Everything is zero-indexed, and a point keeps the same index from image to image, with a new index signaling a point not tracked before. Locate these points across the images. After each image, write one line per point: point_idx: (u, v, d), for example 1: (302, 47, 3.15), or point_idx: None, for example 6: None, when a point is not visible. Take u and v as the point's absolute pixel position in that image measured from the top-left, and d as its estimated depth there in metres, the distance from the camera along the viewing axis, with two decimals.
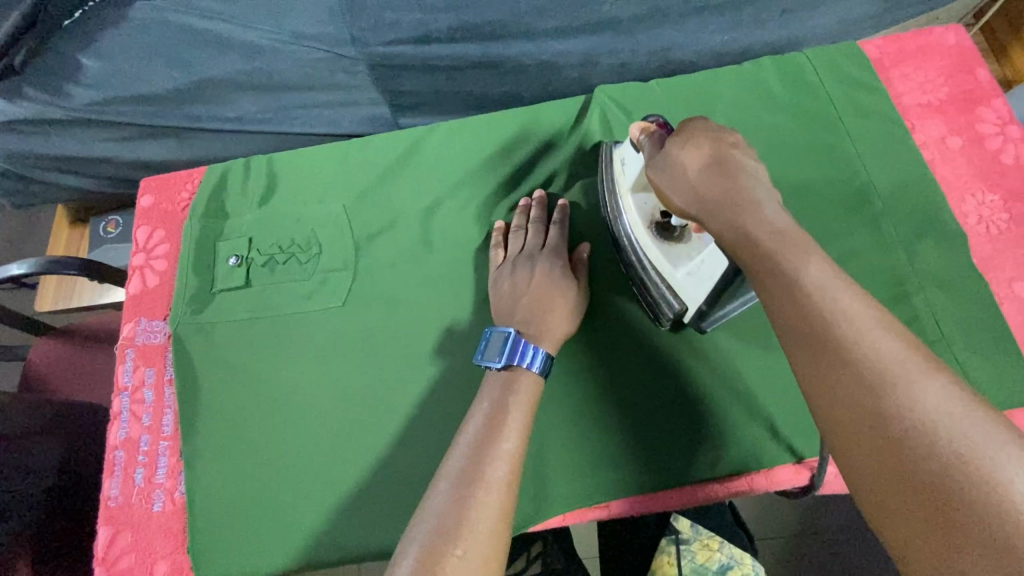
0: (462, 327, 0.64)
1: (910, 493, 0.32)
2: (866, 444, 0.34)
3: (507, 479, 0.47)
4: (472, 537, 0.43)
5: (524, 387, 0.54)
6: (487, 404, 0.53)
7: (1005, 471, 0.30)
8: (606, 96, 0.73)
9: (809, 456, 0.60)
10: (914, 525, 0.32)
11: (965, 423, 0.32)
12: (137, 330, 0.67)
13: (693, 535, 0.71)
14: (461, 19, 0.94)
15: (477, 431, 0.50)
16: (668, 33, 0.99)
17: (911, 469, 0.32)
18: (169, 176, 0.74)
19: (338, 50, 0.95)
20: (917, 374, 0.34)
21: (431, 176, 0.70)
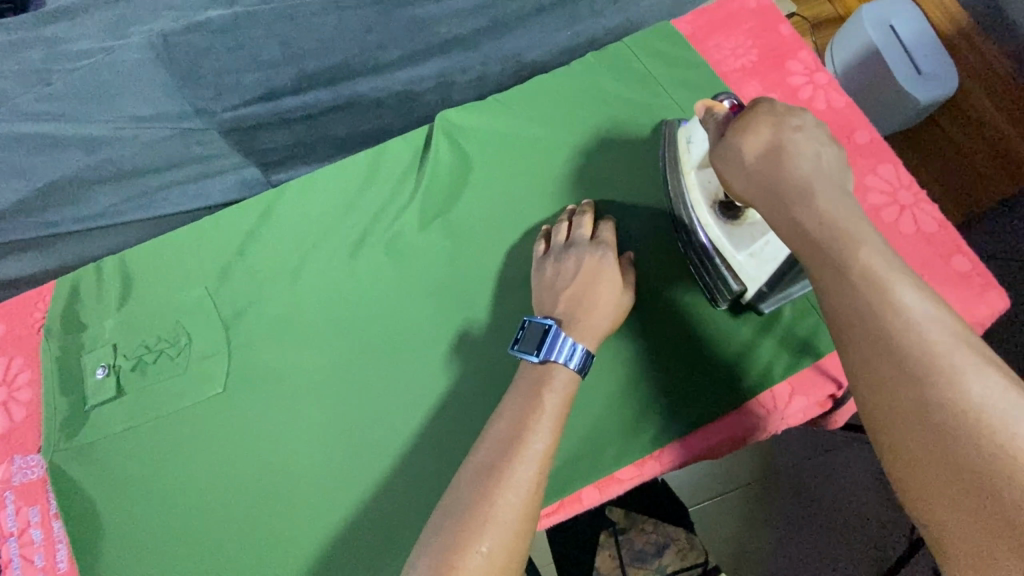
0: (352, 383, 0.65)
1: (935, 445, 0.35)
2: (896, 394, 0.38)
3: (536, 479, 0.51)
4: (497, 535, 0.47)
5: (558, 385, 0.56)
6: (521, 400, 0.56)
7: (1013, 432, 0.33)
8: (448, 122, 0.74)
9: (690, 435, 0.65)
10: (936, 475, 0.35)
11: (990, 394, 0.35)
12: (11, 469, 0.63)
13: (630, 522, 0.76)
14: (304, 69, 0.94)
15: (508, 428, 0.54)
16: (513, 39, 1.01)
17: (938, 424, 0.35)
18: (16, 299, 0.70)
19: (184, 124, 0.92)
20: (949, 343, 0.38)
21: (289, 239, 0.69)
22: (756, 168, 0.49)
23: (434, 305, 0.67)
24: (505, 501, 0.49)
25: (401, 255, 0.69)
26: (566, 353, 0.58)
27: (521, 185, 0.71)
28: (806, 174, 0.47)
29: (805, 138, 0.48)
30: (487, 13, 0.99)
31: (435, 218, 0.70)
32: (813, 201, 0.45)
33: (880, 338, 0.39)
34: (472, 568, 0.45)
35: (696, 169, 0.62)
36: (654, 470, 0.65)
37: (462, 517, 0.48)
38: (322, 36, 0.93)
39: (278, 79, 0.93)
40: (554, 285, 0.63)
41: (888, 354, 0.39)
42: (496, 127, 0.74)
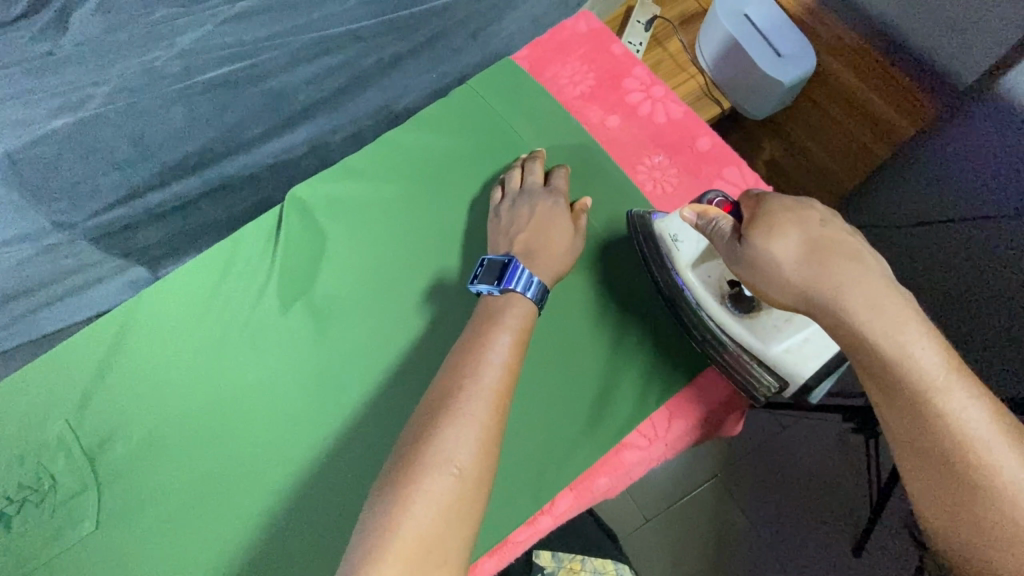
0: (234, 488, 0.62)
1: (977, 536, 0.44)
2: (946, 495, 0.46)
3: (495, 393, 0.54)
4: (463, 446, 0.51)
5: (513, 321, 0.59)
6: (474, 330, 0.59)
7: None
8: (301, 198, 0.72)
9: (579, 481, 0.66)
10: (983, 567, 0.44)
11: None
12: None
13: (559, 565, 0.83)
14: (164, 162, 0.91)
15: (465, 354, 0.57)
16: (379, 92, 1.00)
17: (980, 517, 0.44)
18: None
19: (46, 241, 0.89)
20: (986, 431, 0.45)
21: (151, 351, 0.66)
22: (801, 275, 0.51)
23: (308, 389, 0.65)
24: (469, 415, 0.52)
25: (266, 344, 0.67)
26: (524, 284, 0.61)
27: (382, 249, 0.71)
28: (854, 278, 0.49)
29: (834, 236, 0.51)
30: (344, 72, 0.97)
31: (296, 299, 0.68)
32: (856, 305, 0.48)
33: (935, 444, 0.46)
34: (447, 482, 0.49)
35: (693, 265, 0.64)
36: (546, 524, 0.66)
37: (423, 452, 0.51)
38: (176, 125, 0.91)
39: (138, 177, 0.91)
40: (509, 231, 0.67)
41: (940, 453, 0.46)
42: (348, 194, 0.73)
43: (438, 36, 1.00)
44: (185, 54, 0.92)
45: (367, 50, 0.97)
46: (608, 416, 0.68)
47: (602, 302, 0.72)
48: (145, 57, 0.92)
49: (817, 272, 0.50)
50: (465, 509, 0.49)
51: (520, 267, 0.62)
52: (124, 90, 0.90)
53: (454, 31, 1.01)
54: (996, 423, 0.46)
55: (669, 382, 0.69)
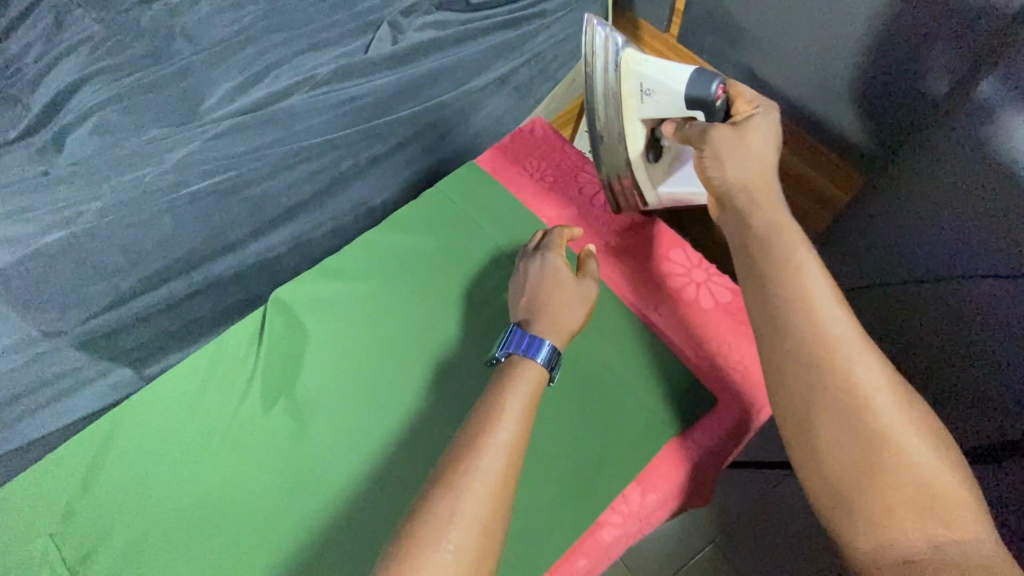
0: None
1: (826, 409, 0.53)
2: (799, 371, 0.54)
3: (501, 466, 0.56)
4: (461, 527, 0.52)
5: (524, 391, 0.63)
6: (492, 397, 0.62)
7: (888, 411, 0.51)
8: (282, 300, 0.78)
9: (556, 565, 0.68)
10: (833, 436, 0.52)
11: (874, 381, 0.53)
12: None
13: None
14: (153, 268, 0.97)
15: (479, 423, 0.59)
16: (354, 191, 1.10)
17: (825, 392, 0.53)
18: None
19: (34, 349, 0.92)
20: (844, 328, 0.55)
21: (135, 458, 0.68)
22: (726, 151, 0.68)
23: (289, 489, 0.67)
24: (472, 491, 0.54)
25: (249, 445, 0.69)
26: (535, 351, 0.66)
27: (360, 346, 0.75)
28: (754, 162, 0.67)
29: (759, 129, 0.69)
30: (323, 176, 1.05)
31: (278, 399, 0.72)
32: (751, 189, 0.66)
33: (802, 323, 0.56)
34: (442, 564, 0.50)
35: (635, 74, 0.74)
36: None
37: (433, 517, 0.52)
38: (164, 233, 0.97)
39: (127, 283, 0.96)
40: (521, 292, 0.75)
41: (805, 329, 0.55)
42: (327, 295, 0.78)
43: (408, 139, 1.11)
44: (173, 169, 0.99)
45: (343, 155, 1.06)
46: (584, 497, 0.70)
47: (566, 382, 0.77)
48: (136, 172, 0.99)
49: (729, 145, 0.68)
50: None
51: (530, 337, 0.67)
52: (115, 204, 0.97)
53: (423, 134, 1.11)
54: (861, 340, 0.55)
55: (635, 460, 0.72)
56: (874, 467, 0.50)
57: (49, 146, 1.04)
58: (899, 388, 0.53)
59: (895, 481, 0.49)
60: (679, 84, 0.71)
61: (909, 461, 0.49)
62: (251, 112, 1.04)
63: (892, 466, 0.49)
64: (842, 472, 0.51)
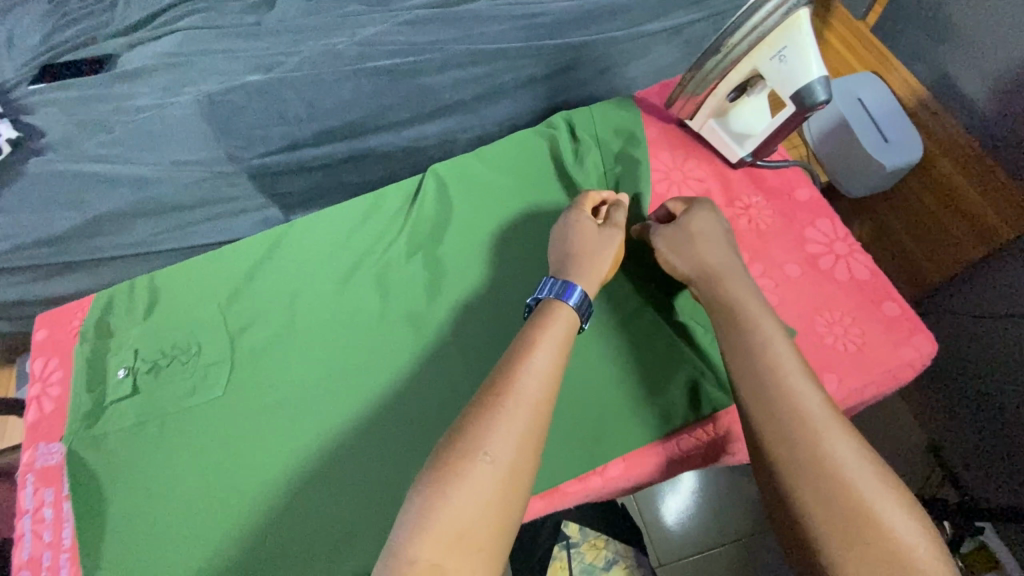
0: (295, 418, 0.71)
1: (807, 482, 0.56)
2: (776, 447, 0.59)
3: (535, 392, 0.58)
4: (501, 442, 0.54)
5: (556, 330, 0.64)
6: (527, 338, 0.63)
7: (860, 476, 0.55)
8: (441, 173, 0.86)
9: (630, 453, 0.76)
10: (819, 504, 0.54)
11: (850, 452, 0.56)
12: (37, 453, 0.72)
13: (583, 537, 0.83)
14: (323, 125, 1.08)
15: (513, 358, 0.61)
16: (506, 104, 1.14)
17: (802, 465, 0.57)
18: (60, 310, 0.82)
19: (217, 168, 1.07)
20: (815, 407, 0.59)
21: (295, 266, 0.80)
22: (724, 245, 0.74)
23: (379, 354, 0.74)
24: (511, 409, 0.56)
25: (387, 283, 0.78)
26: (567, 294, 0.67)
27: (495, 229, 0.82)
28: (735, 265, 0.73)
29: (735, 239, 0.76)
30: (486, 81, 1.10)
31: (418, 254, 0.80)
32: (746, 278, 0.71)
33: (777, 402, 0.60)
34: (484, 471, 0.52)
35: (787, 38, 0.65)
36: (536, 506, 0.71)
37: (472, 426, 0.55)
38: (342, 97, 1.07)
39: (301, 133, 1.08)
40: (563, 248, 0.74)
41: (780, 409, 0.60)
42: (478, 177, 0.85)
43: (575, 65, 1.12)
44: (362, 43, 1.09)
45: (511, 66, 1.09)
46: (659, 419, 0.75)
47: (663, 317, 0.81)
48: (331, 39, 1.10)
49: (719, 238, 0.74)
50: (505, 490, 0.52)
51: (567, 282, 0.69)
52: (307, 61, 1.08)
53: (589, 64, 1.12)
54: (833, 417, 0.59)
55: (706, 407, 0.77)
56: (867, 537, 0.52)
57: (265, 3, 1.18)
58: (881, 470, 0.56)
59: (884, 552, 0.51)
60: (804, 77, 0.66)
61: (892, 525, 0.52)
62: (440, 9, 1.11)
63: (870, 536, 0.52)
64: (833, 536, 0.53)
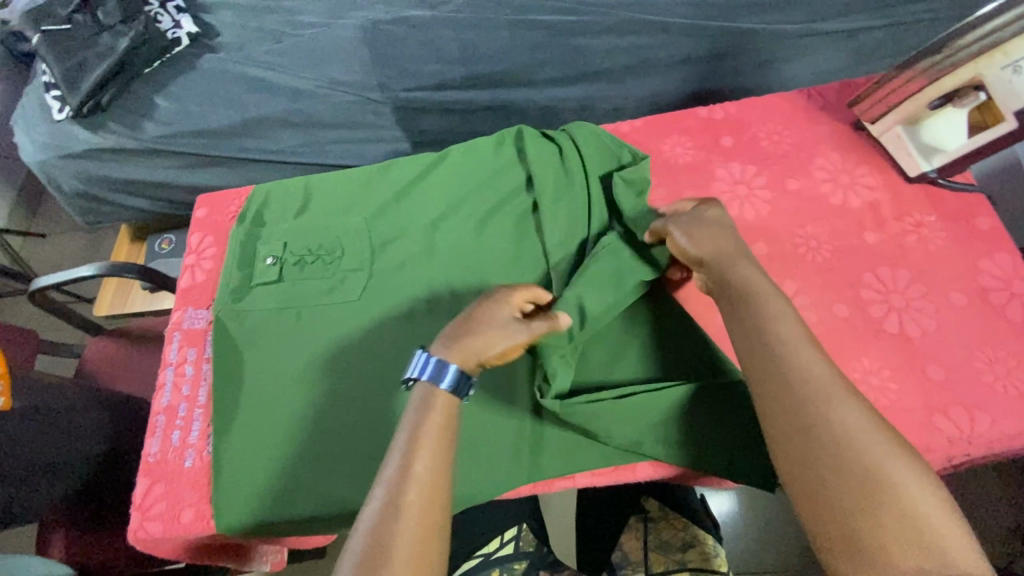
0: (411, 339, 0.74)
1: (811, 444, 0.51)
2: (780, 407, 0.53)
3: (421, 490, 0.55)
4: (403, 541, 0.52)
5: (434, 415, 0.60)
6: (412, 424, 0.59)
7: (874, 452, 0.49)
8: (598, 126, 0.80)
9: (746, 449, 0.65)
10: (819, 465, 0.50)
11: (862, 425, 0.50)
12: (186, 316, 0.78)
13: (662, 516, 0.79)
14: (473, 70, 1.09)
15: (403, 448, 0.58)
16: (654, 81, 1.10)
17: (809, 426, 0.51)
18: (220, 194, 0.89)
19: (367, 94, 1.12)
20: (825, 378, 0.53)
21: (439, 195, 0.83)
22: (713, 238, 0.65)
23: None
24: (407, 502, 0.54)
25: (525, 228, 0.79)
26: (439, 375, 0.61)
27: None
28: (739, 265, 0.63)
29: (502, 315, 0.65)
30: (640, 54, 1.08)
31: None
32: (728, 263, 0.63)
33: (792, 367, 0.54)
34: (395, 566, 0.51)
35: None
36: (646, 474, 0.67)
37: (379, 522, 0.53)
38: (497, 46, 1.09)
39: (449, 74, 1.10)
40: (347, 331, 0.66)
41: (788, 372, 0.54)
42: (608, 137, 0.80)
43: (736, 53, 1.07)
44: None
45: (669, 43, 1.07)
46: None
47: None
48: None
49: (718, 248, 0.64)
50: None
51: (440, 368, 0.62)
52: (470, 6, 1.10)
53: (750, 55, 1.08)
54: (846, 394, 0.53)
55: None
56: (873, 504, 0.47)
57: None
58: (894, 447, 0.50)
59: (890, 521, 0.46)
60: None
61: (901, 494, 0.47)
62: None
63: (877, 500, 0.47)
64: (837, 497, 0.48)
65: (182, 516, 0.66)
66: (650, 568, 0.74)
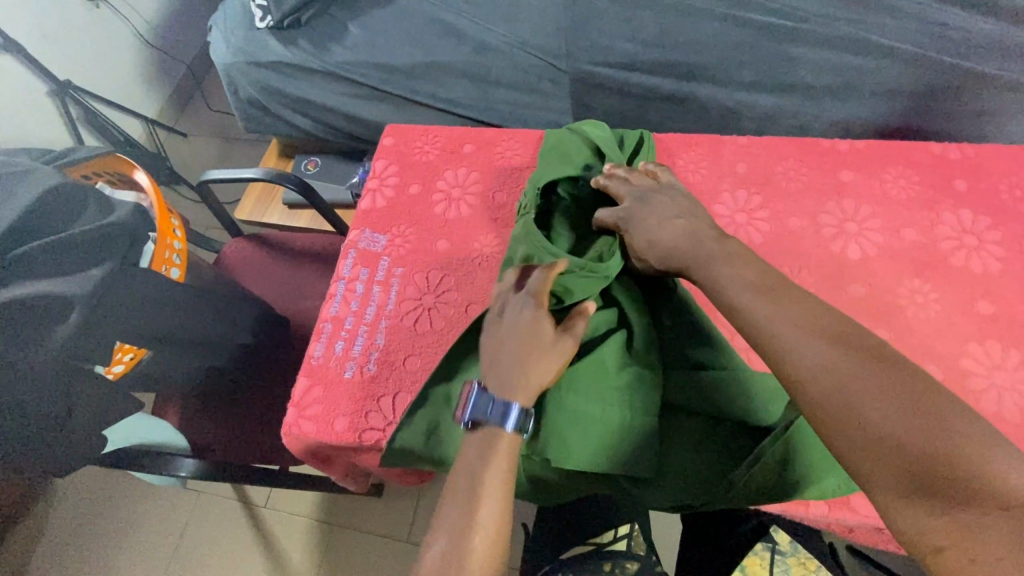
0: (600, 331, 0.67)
1: (846, 432, 0.43)
2: (800, 414, 0.46)
3: (485, 547, 0.48)
4: None
5: (492, 464, 0.53)
6: (472, 456, 0.54)
7: (870, 388, 0.43)
8: (815, 147, 0.77)
9: None
10: (870, 454, 0.41)
11: (845, 370, 0.44)
12: (363, 236, 0.81)
13: (792, 551, 0.76)
14: (665, 57, 1.06)
15: (464, 485, 0.52)
16: (854, 105, 1.02)
17: (834, 408, 0.44)
18: (410, 128, 0.90)
19: (551, 60, 1.11)
20: (792, 347, 0.48)
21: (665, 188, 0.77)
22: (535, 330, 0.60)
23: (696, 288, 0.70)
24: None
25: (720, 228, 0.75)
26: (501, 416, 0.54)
27: None
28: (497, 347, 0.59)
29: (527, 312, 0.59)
30: (848, 74, 1.00)
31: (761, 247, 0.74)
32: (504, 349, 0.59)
33: (774, 363, 0.48)
34: None
35: None
36: (819, 512, 0.58)
37: None
38: (696, 38, 1.05)
39: (641, 56, 1.07)
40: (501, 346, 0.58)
41: (777, 375, 0.47)
42: (824, 155, 0.76)
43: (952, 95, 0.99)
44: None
45: (883, 68, 0.99)
46: None
47: None
48: None
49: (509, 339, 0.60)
50: None
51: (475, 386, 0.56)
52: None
53: None
54: (805, 343, 0.47)
55: None
56: (931, 461, 0.39)
57: None
58: (874, 367, 0.44)
59: (953, 464, 0.38)
60: None
61: (925, 424, 0.40)
62: None
63: (931, 449, 0.39)
64: (905, 481, 0.40)
65: (335, 423, 0.68)
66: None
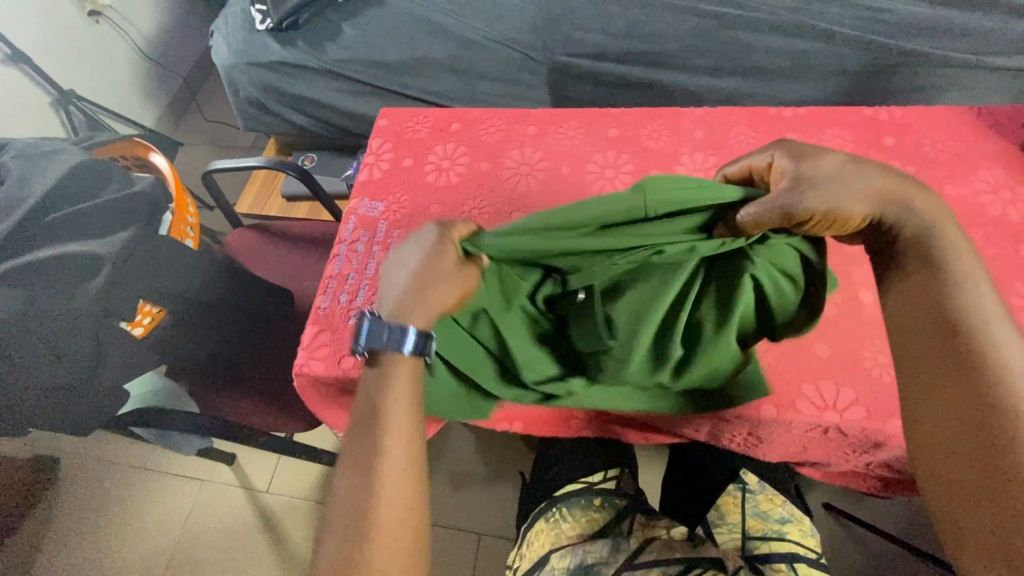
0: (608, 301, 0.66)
1: (947, 366, 0.53)
2: (917, 336, 0.56)
3: (402, 430, 0.59)
4: (387, 489, 0.56)
5: (395, 379, 0.60)
6: (372, 377, 0.61)
7: (997, 353, 0.52)
8: (765, 114, 0.87)
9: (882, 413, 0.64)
10: (939, 383, 0.53)
11: (991, 333, 0.53)
12: (362, 204, 0.89)
13: (760, 490, 0.92)
14: (633, 46, 1.17)
15: (372, 390, 0.60)
16: (803, 86, 1.13)
17: (951, 346, 0.54)
18: (402, 110, 0.99)
19: (529, 53, 1.21)
20: (957, 293, 0.55)
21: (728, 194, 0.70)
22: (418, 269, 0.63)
23: None
24: (388, 466, 0.57)
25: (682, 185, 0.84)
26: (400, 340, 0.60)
27: None
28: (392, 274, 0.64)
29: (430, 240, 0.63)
30: (797, 57, 1.12)
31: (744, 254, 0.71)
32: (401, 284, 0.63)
33: (922, 298, 0.56)
34: (380, 517, 0.55)
35: None
36: (768, 415, 0.67)
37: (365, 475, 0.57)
38: (659, 28, 1.16)
39: (611, 46, 1.18)
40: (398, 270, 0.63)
41: (924, 309, 0.56)
42: (773, 120, 0.86)
43: (891, 72, 1.10)
44: None
45: (827, 51, 1.10)
46: None
47: None
48: None
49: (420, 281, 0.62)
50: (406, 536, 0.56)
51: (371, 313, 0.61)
52: None
53: (903, 76, 1.10)
54: (981, 302, 0.54)
55: None
56: (970, 408, 0.51)
57: None
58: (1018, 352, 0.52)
59: (978, 415, 0.50)
60: None
61: (1005, 390, 0.50)
62: None
63: (982, 400, 0.51)
64: (940, 408, 0.52)
65: (342, 362, 0.75)
66: (745, 530, 0.87)
